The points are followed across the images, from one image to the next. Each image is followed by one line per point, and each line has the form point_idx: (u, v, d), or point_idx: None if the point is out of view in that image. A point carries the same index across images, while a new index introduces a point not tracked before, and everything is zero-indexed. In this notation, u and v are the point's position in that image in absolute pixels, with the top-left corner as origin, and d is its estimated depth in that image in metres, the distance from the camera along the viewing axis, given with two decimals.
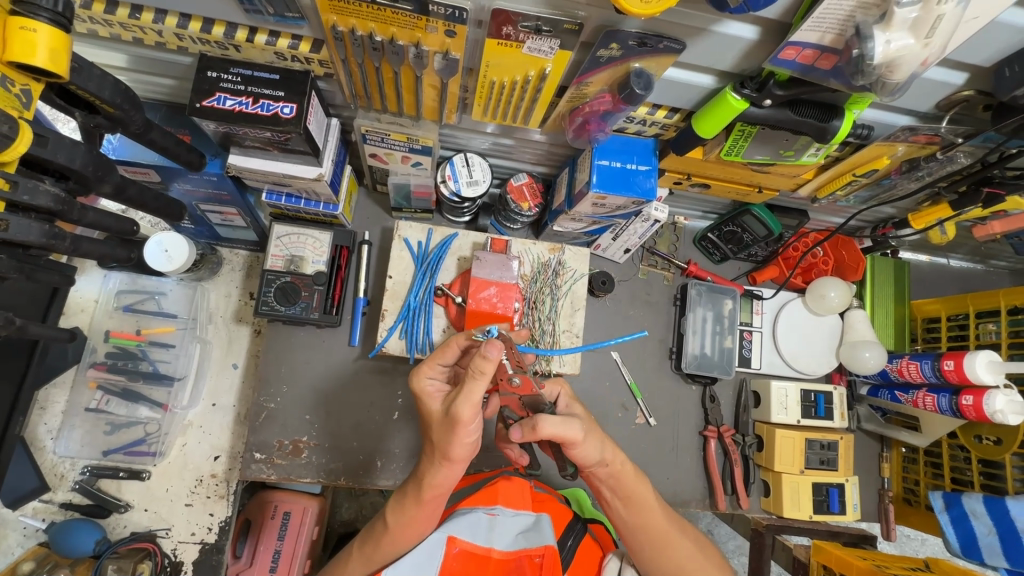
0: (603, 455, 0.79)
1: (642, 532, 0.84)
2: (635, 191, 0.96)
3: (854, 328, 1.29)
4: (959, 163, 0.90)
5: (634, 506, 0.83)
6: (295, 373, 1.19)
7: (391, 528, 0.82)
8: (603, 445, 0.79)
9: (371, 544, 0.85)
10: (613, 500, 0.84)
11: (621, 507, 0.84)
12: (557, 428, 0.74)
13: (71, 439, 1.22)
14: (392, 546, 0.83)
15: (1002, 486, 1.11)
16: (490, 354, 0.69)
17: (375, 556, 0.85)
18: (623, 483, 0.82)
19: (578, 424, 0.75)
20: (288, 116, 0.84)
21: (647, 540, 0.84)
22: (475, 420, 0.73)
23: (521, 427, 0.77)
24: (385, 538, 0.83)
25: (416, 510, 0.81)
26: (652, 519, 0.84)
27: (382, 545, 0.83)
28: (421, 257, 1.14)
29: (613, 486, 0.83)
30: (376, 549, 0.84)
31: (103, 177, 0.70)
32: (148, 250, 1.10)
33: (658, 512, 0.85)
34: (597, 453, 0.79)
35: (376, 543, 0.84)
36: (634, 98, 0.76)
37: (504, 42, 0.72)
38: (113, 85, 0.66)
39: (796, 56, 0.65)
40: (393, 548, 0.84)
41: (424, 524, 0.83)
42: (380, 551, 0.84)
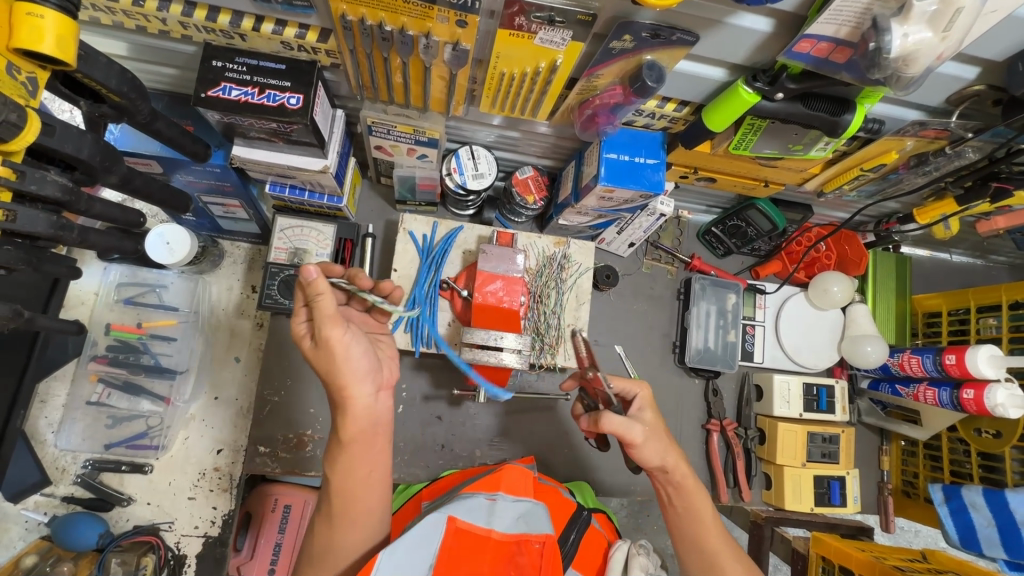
0: (663, 460, 0.80)
1: (696, 541, 0.83)
2: (642, 184, 0.95)
3: (855, 322, 1.30)
4: (967, 159, 0.89)
5: (689, 515, 0.83)
6: (298, 366, 1.18)
7: (339, 505, 0.76)
8: (665, 451, 0.81)
9: (324, 533, 0.77)
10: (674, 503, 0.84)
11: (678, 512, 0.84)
12: (619, 426, 0.76)
13: (72, 433, 1.21)
14: (350, 530, 0.77)
15: (1001, 478, 1.13)
16: (310, 276, 0.67)
17: (332, 547, 0.77)
18: (681, 492, 0.83)
19: (640, 429, 0.77)
20: (295, 107, 0.83)
21: (699, 549, 0.83)
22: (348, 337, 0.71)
23: (590, 417, 0.81)
24: (339, 521, 0.76)
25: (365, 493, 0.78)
26: (707, 535, 0.82)
27: (338, 532, 0.77)
28: (426, 250, 1.13)
29: (672, 488, 0.83)
30: (331, 538, 0.77)
31: (109, 168, 0.68)
32: (150, 243, 1.10)
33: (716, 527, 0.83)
34: (657, 456, 0.80)
35: (329, 533, 0.77)
36: (646, 91, 0.75)
37: (516, 33, 0.71)
38: (119, 74, 0.65)
39: (811, 49, 0.65)
40: (354, 533, 0.77)
41: (375, 499, 0.79)
42: (337, 540, 0.77)
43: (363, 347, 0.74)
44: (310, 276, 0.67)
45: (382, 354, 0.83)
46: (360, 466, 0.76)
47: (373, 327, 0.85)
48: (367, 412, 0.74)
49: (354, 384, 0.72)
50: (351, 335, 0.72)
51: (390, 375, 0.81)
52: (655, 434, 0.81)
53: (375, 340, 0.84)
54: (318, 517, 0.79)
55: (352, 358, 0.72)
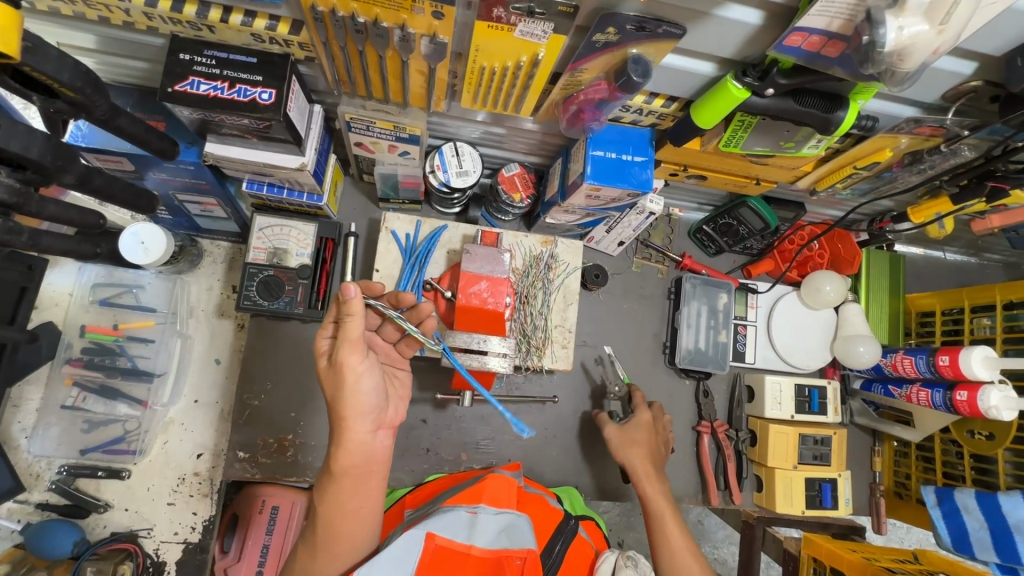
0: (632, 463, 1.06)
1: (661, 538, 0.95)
2: (630, 183, 0.92)
3: (848, 322, 1.28)
4: (962, 157, 0.87)
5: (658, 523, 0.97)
6: (279, 369, 1.15)
7: (323, 536, 0.75)
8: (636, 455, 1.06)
9: (305, 562, 0.75)
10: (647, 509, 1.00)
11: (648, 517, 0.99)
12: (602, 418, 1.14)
13: (46, 438, 1.17)
14: (331, 563, 0.75)
15: (993, 481, 1.12)
16: (349, 295, 0.67)
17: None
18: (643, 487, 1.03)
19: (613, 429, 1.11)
20: (266, 102, 0.80)
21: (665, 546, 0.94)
22: (363, 367, 0.72)
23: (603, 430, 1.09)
24: (320, 552, 0.75)
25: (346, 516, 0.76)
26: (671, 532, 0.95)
27: (317, 563, 0.75)
28: (409, 250, 1.10)
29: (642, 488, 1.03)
30: (311, 567, 0.75)
31: (64, 167, 0.65)
32: (123, 243, 1.06)
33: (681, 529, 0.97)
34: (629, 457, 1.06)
35: (310, 562, 0.75)
36: (632, 86, 0.72)
37: (495, 25, 0.68)
38: (73, 68, 0.62)
39: (802, 43, 0.62)
40: (334, 565, 0.75)
41: (361, 534, 0.77)
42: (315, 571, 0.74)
43: (374, 382, 0.74)
44: (349, 295, 0.67)
45: (394, 392, 0.83)
46: (350, 500, 0.75)
47: (395, 360, 0.86)
48: (360, 449, 0.74)
49: (353, 417, 0.73)
50: (366, 367, 0.73)
51: (398, 416, 0.81)
52: (634, 443, 1.08)
53: (390, 373, 0.85)
54: (301, 544, 0.78)
55: (359, 391, 0.73)
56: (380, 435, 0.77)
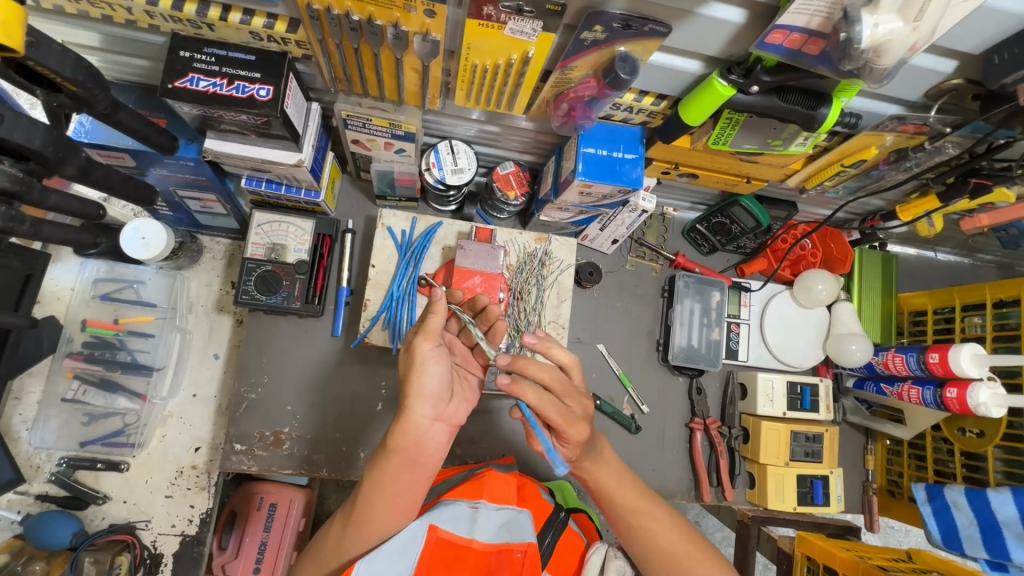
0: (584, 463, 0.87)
1: (631, 531, 0.87)
2: (622, 180, 0.94)
3: (840, 321, 1.29)
4: (947, 154, 0.88)
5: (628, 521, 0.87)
6: (279, 364, 1.17)
7: (359, 513, 0.77)
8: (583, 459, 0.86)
9: (336, 536, 0.79)
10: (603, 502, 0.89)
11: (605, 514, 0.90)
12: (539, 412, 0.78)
13: (46, 430, 1.20)
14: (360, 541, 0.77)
15: (983, 478, 1.13)
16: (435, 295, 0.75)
17: (340, 551, 0.78)
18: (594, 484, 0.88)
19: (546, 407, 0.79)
20: (264, 99, 0.82)
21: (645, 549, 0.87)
22: (434, 357, 0.74)
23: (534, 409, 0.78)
24: (352, 531, 0.77)
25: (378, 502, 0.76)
26: (650, 526, 0.86)
27: (346, 541, 0.78)
28: (405, 246, 1.12)
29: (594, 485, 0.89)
30: (340, 544, 0.78)
31: (66, 158, 0.67)
32: (125, 238, 1.08)
33: (668, 527, 0.88)
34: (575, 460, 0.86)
35: (340, 536, 0.78)
36: (619, 83, 0.74)
37: (485, 23, 0.70)
38: (75, 62, 0.64)
39: (784, 40, 0.63)
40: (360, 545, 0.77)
41: (392, 522, 0.78)
42: (343, 546, 0.78)
43: (441, 374, 0.75)
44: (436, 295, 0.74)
45: (458, 390, 0.82)
46: (394, 483, 0.76)
47: (468, 362, 0.88)
48: (412, 435, 0.74)
49: (413, 399, 0.74)
50: (436, 361, 0.75)
51: (461, 417, 0.80)
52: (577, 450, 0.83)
53: (460, 372, 0.86)
54: (336, 520, 0.81)
55: (426, 377, 0.74)
56: (437, 430, 0.77)
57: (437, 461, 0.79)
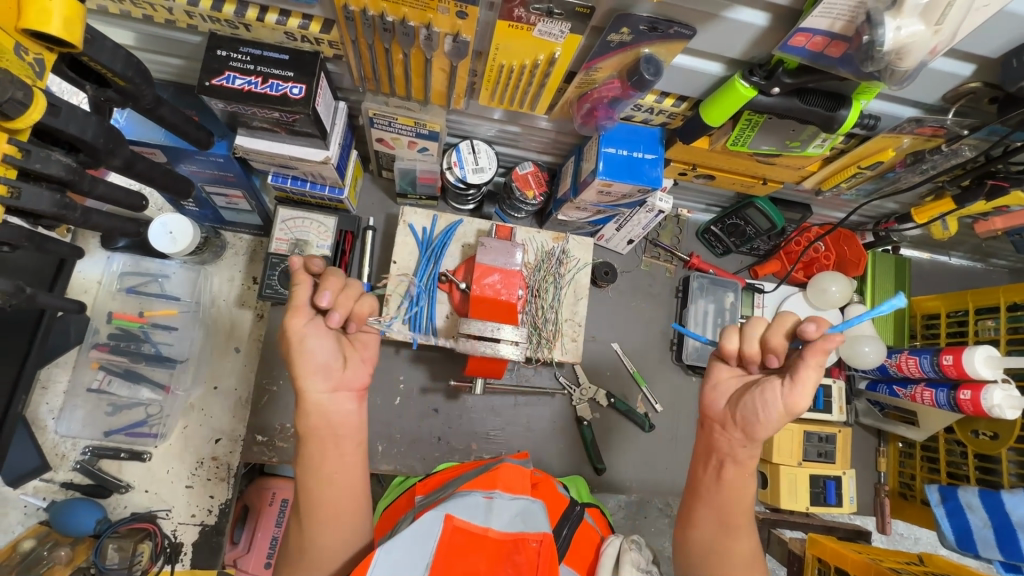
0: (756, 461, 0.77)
1: (728, 530, 0.78)
2: (641, 180, 0.96)
3: (853, 323, 1.31)
4: (963, 157, 0.90)
5: (723, 519, 0.79)
6: (293, 354, 1.19)
7: (304, 502, 0.77)
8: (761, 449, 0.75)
9: (296, 529, 0.77)
10: (722, 499, 0.79)
11: (711, 505, 0.80)
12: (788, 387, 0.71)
13: (73, 419, 1.23)
14: (322, 529, 0.76)
15: (997, 480, 1.13)
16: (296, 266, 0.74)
17: (309, 547, 0.75)
18: (739, 477, 0.78)
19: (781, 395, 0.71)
20: (297, 97, 0.84)
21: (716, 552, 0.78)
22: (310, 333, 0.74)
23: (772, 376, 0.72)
24: (308, 521, 0.76)
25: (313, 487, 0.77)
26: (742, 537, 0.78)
27: (306, 530, 0.76)
28: (426, 243, 1.14)
29: (737, 475, 0.78)
30: (302, 537, 0.76)
31: (113, 150, 0.70)
32: (153, 232, 1.11)
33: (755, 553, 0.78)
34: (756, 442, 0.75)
35: (300, 530, 0.76)
36: (643, 84, 0.76)
37: (515, 25, 0.72)
38: (125, 58, 0.67)
39: (806, 43, 0.65)
40: (338, 536, 0.76)
41: (350, 509, 0.78)
42: (307, 539, 0.75)
43: (327, 346, 0.75)
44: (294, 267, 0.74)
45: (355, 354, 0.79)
46: (325, 463, 0.77)
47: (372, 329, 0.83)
48: (315, 411, 0.76)
49: (308, 377, 0.75)
50: (315, 333, 0.74)
51: (363, 380, 0.79)
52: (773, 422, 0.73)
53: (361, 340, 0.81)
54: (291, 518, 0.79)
55: (310, 353, 0.74)
56: (341, 399, 0.77)
57: (358, 427, 0.79)
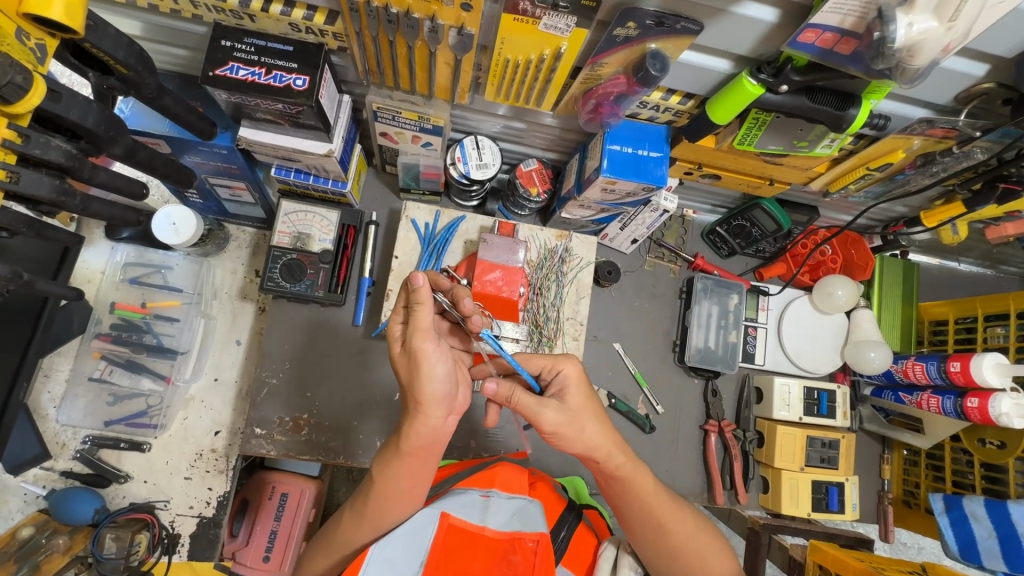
0: (610, 448, 0.78)
1: (656, 527, 0.82)
2: (646, 177, 0.95)
3: (860, 328, 1.28)
4: (975, 159, 0.88)
5: (655, 525, 0.82)
6: (296, 349, 1.19)
7: (371, 509, 0.77)
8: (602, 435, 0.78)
9: (349, 527, 0.79)
10: (630, 507, 0.82)
11: (637, 522, 0.82)
12: (530, 406, 0.75)
13: (73, 408, 1.23)
14: (367, 529, 0.78)
15: (1003, 490, 1.10)
16: (418, 284, 0.68)
17: (345, 540, 0.80)
18: (622, 478, 0.80)
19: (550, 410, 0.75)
20: (300, 88, 0.84)
21: (682, 557, 0.83)
22: (439, 352, 0.69)
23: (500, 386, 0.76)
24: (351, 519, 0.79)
25: (394, 502, 0.77)
26: (670, 521, 0.83)
27: (357, 531, 0.79)
28: (428, 238, 1.13)
29: (618, 480, 0.80)
30: (353, 534, 0.79)
31: (114, 137, 0.70)
32: (156, 223, 1.11)
33: (702, 532, 0.85)
34: (590, 440, 0.77)
35: (352, 529, 0.79)
36: (649, 80, 0.75)
37: (520, 18, 0.72)
38: (127, 46, 0.67)
39: (816, 39, 0.64)
40: (370, 534, 0.79)
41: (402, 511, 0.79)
42: (354, 536, 0.79)
43: (448, 368, 0.70)
44: (417, 284, 0.68)
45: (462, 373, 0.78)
46: (404, 479, 0.76)
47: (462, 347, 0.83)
48: (430, 435, 0.72)
49: (429, 405, 0.70)
50: (441, 355, 0.70)
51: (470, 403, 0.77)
52: (581, 416, 0.77)
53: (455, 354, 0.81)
54: (347, 511, 0.81)
55: (434, 378, 0.69)
56: (453, 423, 0.75)
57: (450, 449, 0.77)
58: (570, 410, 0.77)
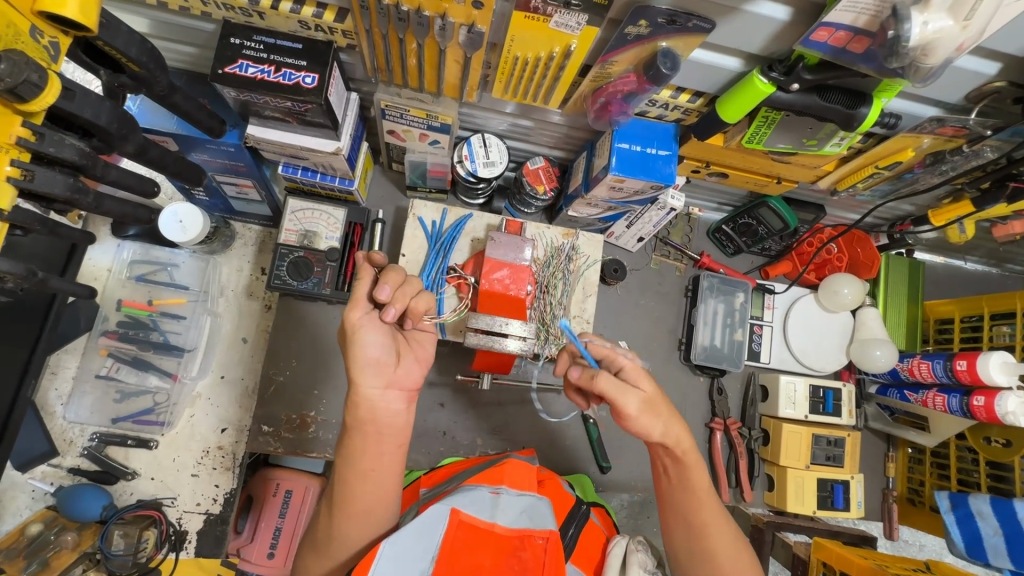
0: (679, 436, 0.79)
1: (699, 526, 0.81)
2: (654, 176, 0.95)
3: (866, 326, 1.28)
4: (985, 158, 0.88)
5: (697, 522, 0.81)
6: (305, 347, 1.19)
7: (339, 495, 0.77)
8: (667, 427, 0.78)
9: (325, 519, 0.78)
10: (680, 499, 0.83)
11: (681, 517, 0.83)
12: (615, 390, 0.74)
13: (81, 405, 1.23)
14: (349, 523, 0.76)
15: (1009, 488, 1.10)
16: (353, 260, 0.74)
17: (330, 538, 0.77)
18: (682, 468, 0.81)
19: (631, 398, 0.75)
20: (310, 86, 0.84)
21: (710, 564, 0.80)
22: (365, 323, 0.74)
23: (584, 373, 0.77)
24: (338, 513, 0.76)
25: (361, 490, 0.77)
26: (714, 530, 0.81)
27: (334, 522, 0.77)
28: (435, 237, 1.14)
29: (678, 468, 0.81)
30: (331, 526, 0.77)
31: (126, 136, 0.70)
32: (164, 221, 1.11)
33: (737, 546, 0.81)
34: (658, 430, 0.77)
35: (329, 520, 0.77)
36: (660, 78, 0.75)
37: (532, 16, 0.72)
38: (139, 44, 0.67)
39: (828, 38, 0.64)
40: (352, 527, 0.76)
41: (380, 505, 0.78)
42: (335, 530, 0.76)
43: (378, 338, 0.74)
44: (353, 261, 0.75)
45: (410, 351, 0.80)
46: (364, 458, 0.77)
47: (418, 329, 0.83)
48: (365, 406, 0.75)
49: (361, 373, 0.74)
50: (370, 324, 0.74)
51: (415, 380, 0.79)
52: (657, 403, 0.77)
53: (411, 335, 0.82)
54: (323, 504, 0.80)
55: (364, 345, 0.74)
56: (392, 396, 0.77)
57: (402, 427, 0.79)
58: (646, 396, 0.76)
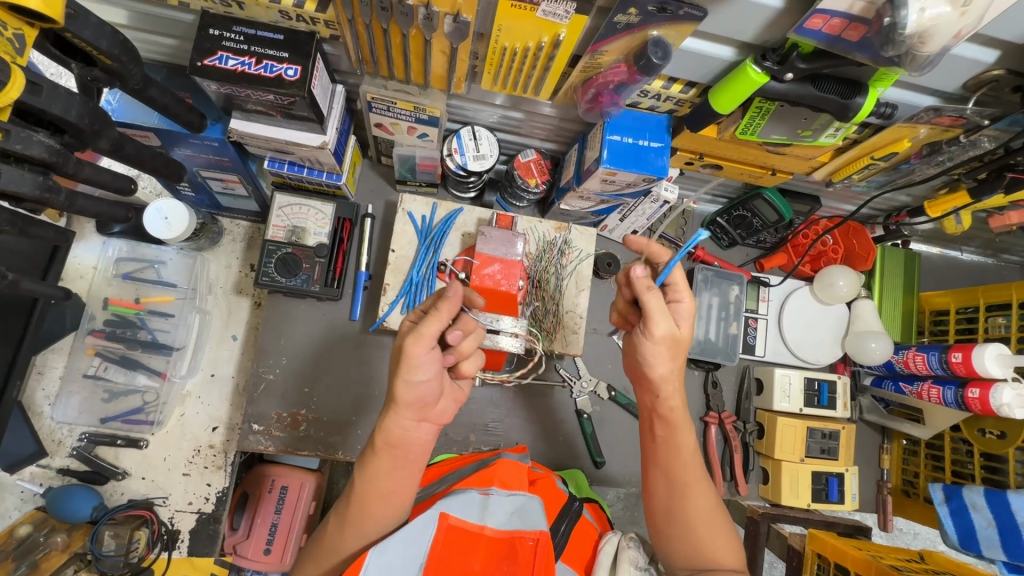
0: (671, 390, 0.83)
1: (679, 486, 0.82)
2: (646, 168, 0.93)
3: (861, 319, 1.27)
4: (982, 148, 0.86)
5: (678, 482, 0.83)
6: (295, 343, 1.18)
7: (355, 511, 0.76)
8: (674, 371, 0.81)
9: (335, 533, 0.78)
10: (664, 459, 0.84)
11: (661, 472, 0.84)
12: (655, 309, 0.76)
13: (69, 406, 1.21)
14: (356, 533, 0.77)
15: (1003, 480, 1.10)
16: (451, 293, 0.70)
17: (340, 546, 0.78)
18: (668, 424, 0.84)
19: (664, 325, 0.77)
20: (292, 79, 0.82)
21: (685, 522, 0.81)
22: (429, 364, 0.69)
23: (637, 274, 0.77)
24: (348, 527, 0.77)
25: (379, 507, 0.77)
26: (693, 492, 0.82)
27: (345, 536, 0.77)
28: (425, 232, 1.12)
29: (666, 424, 0.84)
30: (340, 539, 0.78)
31: (99, 131, 0.68)
32: (148, 217, 1.09)
33: (712, 512, 0.82)
34: (663, 370, 0.81)
35: (338, 534, 0.78)
36: (652, 68, 0.74)
37: (518, 4, 0.69)
38: (111, 36, 0.64)
39: (823, 26, 0.62)
40: (359, 541, 0.77)
41: (389, 517, 0.78)
42: (342, 542, 0.77)
43: (430, 378, 0.70)
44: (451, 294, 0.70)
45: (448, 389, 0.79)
46: (387, 479, 0.76)
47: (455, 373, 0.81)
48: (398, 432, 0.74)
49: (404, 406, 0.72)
50: (429, 364, 0.69)
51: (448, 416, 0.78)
52: (677, 347, 0.81)
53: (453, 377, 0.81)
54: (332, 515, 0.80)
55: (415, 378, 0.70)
56: (424, 428, 0.76)
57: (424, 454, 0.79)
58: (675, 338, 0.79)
